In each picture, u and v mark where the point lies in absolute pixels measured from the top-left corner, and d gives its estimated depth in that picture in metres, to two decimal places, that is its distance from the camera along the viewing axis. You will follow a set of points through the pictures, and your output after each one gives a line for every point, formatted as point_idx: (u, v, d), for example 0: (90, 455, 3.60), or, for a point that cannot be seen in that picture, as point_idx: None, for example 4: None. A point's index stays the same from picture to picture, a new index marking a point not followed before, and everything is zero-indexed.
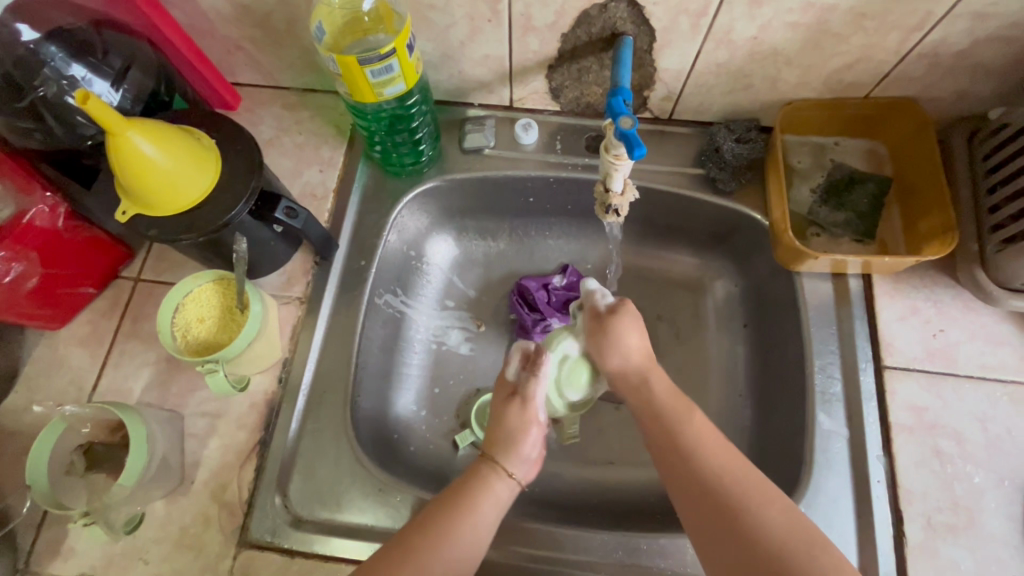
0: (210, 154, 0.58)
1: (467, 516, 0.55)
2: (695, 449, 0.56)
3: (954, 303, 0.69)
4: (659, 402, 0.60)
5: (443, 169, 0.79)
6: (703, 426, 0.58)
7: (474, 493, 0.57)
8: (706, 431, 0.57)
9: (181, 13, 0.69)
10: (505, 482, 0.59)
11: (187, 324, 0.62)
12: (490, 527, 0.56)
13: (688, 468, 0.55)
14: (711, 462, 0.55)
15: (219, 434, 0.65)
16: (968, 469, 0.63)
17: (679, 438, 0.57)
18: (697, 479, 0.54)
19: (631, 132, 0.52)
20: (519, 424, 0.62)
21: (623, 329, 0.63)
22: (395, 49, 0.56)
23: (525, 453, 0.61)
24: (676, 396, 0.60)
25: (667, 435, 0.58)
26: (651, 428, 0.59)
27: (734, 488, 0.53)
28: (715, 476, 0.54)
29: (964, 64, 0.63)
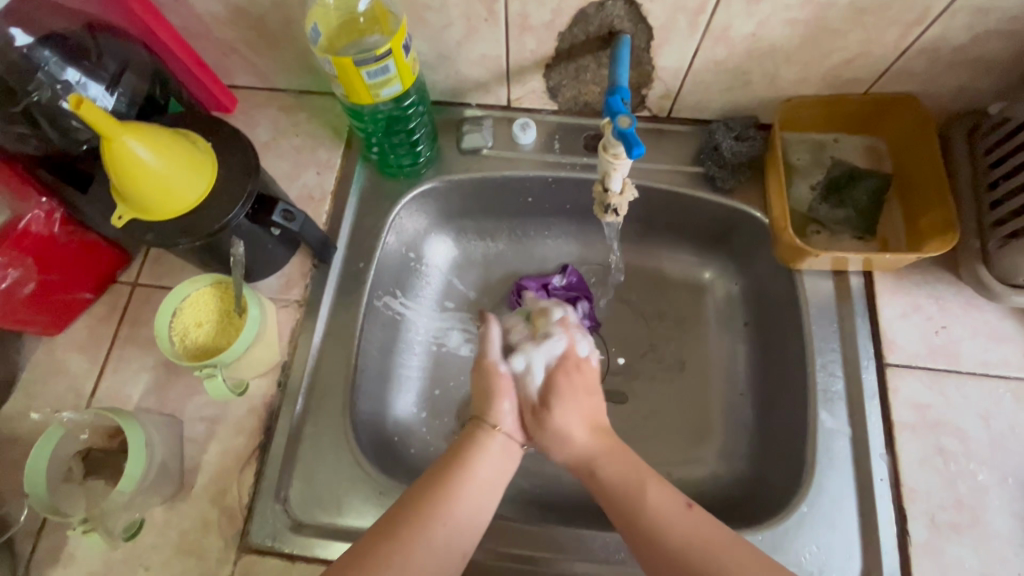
0: (205, 158, 0.57)
1: (462, 477, 0.57)
2: (652, 518, 0.55)
3: (956, 300, 0.69)
4: (618, 475, 0.59)
5: (441, 170, 0.79)
6: (662, 493, 0.56)
7: (466, 454, 0.60)
8: (663, 495, 0.56)
9: (176, 16, 0.68)
10: (494, 437, 0.62)
11: (185, 328, 0.62)
12: (489, 481, 0.59)
13: (647, 536, 0.54)
14: (671, 528, 0.54)
15: (218, 439, 0.65)
16: (971, 467, 0.62)
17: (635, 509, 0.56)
18: (658, 544, 0.53)
19: (629, 131, 0.52)
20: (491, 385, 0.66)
21: (560, 413, 0.64)
22: (391, 50, 0.56)
23: (506, 408, 0.64)
24: (629, 468, 0.59)
25: (624, 504, 0.57)
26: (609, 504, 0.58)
27: (698, 543, 0.52)
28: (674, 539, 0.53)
29: (964, 59, 0.63)
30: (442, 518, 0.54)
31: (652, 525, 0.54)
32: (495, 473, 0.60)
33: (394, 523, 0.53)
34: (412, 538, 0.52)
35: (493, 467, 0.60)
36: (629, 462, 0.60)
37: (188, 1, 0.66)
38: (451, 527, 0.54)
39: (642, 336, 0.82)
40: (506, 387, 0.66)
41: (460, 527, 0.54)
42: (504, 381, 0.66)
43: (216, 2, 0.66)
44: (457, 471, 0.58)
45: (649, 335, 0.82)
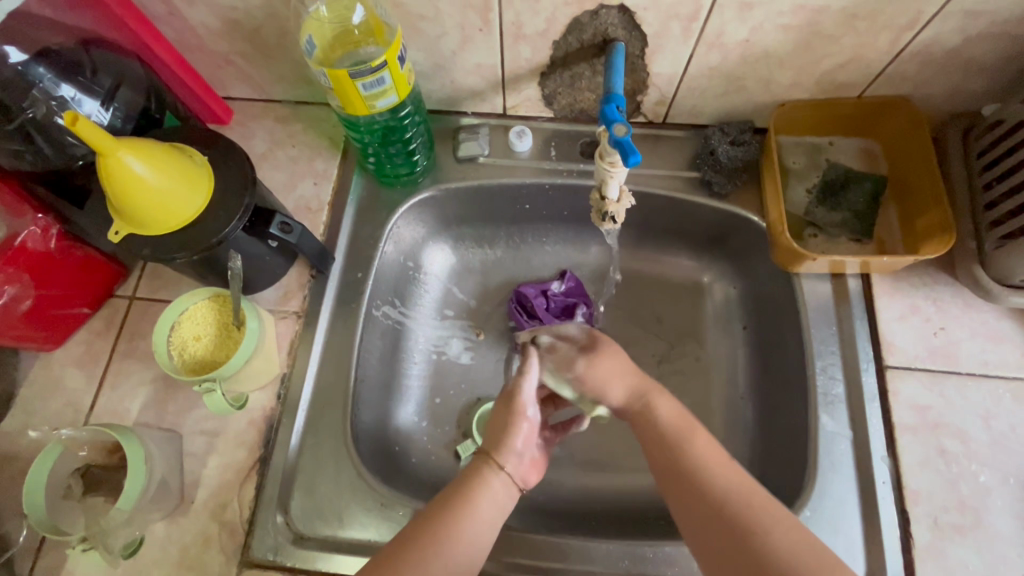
0: (202, 173, 0.57)
1: (473, 505, 0.56)
2: (702, 474, 0.54)
3: (954, 301, 0.69)
4: (663, 425, 0.58)
5: (438, 178, 0.79)
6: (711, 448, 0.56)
7: (474, 487, 0.57)
8: (712, 452, 0.55)
9: (171, 29, 0.69)
10: (495, 477, 0.58)
11: (183, 342, 0.62)
12: (488, 522, 0.56)
13: (696, 491, 0.53)
14: (717, 484, 0.53)
15: (218, 453, 0.65)
16: (973, 468, 0.62)
17: (684, 462, 0.55)
18: (704, 499, 0.52)
19: (625, 139, 0.52)
20: (510, 421, 0.61)
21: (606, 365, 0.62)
22: (386, 61, 0.56)
23: (517, 450, 0.60)
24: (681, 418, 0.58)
25: (671, 455, 0.56)
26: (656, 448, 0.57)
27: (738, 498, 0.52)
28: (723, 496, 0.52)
29: (956, 61, 0.63)
30: (461, 532, 0.54)
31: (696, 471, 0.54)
32: (495, 514, 0.57)
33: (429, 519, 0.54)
34: (438, 542, 0.52)
35: (495, 507, 0.57)
36: (673, 409, 0.59)
37: (182, 15, 0.66)
38: (468, 544, 0.54)
39: (642, 341, 0.82)
40: (523, 423, 0.61)
41: (473, 551, 0.54)
42: (524, 428, 0.61)
43: (210, 15, 0.66)
44: (469, 500, 0.56)
45: (649, 339, 0.82)
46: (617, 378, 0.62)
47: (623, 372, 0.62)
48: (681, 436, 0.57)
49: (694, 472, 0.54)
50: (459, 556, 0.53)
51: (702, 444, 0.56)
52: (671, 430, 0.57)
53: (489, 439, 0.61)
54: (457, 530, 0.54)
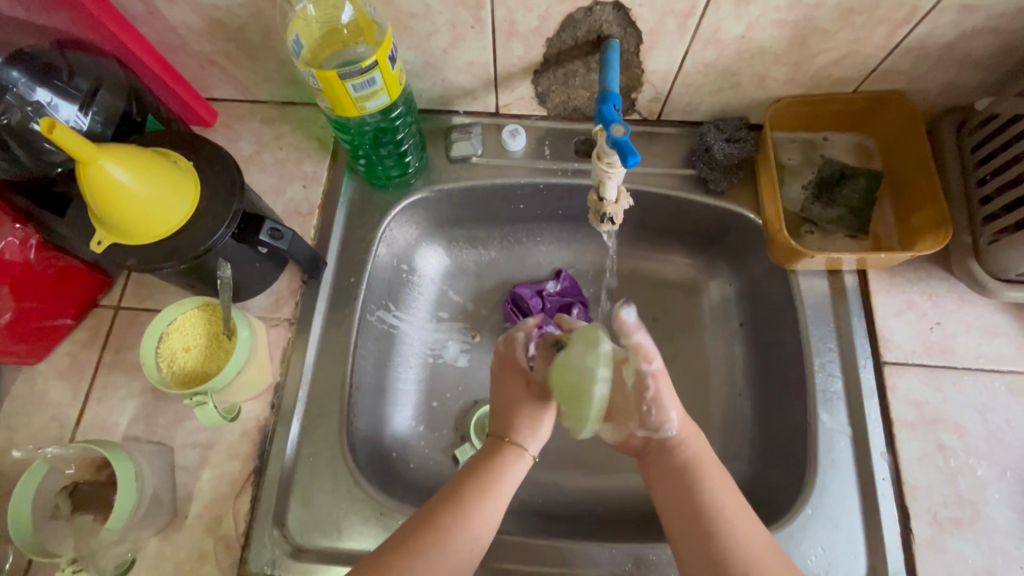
0: (188, 180, 0.55)
1: (481, 497, 0.56)
2: (722, 535, 0.54)
3: (949, 296, 0.69)
4: (693, 478, 0.57)
5: (430, 180, 0.78)
6: (735, 502, 0.56)
7: (483, 479, 0.58)
8: (735, 507, 0.56)
9: (151, 29, 0.66)
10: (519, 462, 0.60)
11: (172, 354, 0.60)
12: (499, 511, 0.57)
13: (707, 552, 0.53)
14: (733, 537, 0.54)
15: (211, 465, 0.63)
16: (971, 462, 0.63)
17: (705, 518, 0.55)
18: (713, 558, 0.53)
19: (623, 140, 0.51)
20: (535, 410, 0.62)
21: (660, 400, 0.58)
22: (377, 62, 0.55)
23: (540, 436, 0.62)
24: (713, 465, 0.58)
25: (693, 509, 0.56)
26: (675, 488, 0.57)
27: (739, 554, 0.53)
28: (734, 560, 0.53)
29: (951, 55, 0.63)
30: (455, 529, 0.54)
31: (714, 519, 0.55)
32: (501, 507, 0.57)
33: (426, 525, 0.53)
34: (437, 549, 0.52)
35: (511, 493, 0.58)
36: (710, 457, 0.59)
37: (162, 14, 0.64)
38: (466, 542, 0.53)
39: None
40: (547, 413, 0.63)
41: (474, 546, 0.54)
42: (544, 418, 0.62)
43: (192, 14, 0.64)
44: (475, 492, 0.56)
45: (646, 337, 0.82)
46: (674, 408, 0.59)
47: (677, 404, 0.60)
48: (710, 491, 0.56)
49: (715, 533, 0.54)
50: (458, 557, 0.53)
51: (728, 497, 0.56)
52: (704, 477, 0.57)
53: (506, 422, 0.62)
54: (459, 528, 0.53)
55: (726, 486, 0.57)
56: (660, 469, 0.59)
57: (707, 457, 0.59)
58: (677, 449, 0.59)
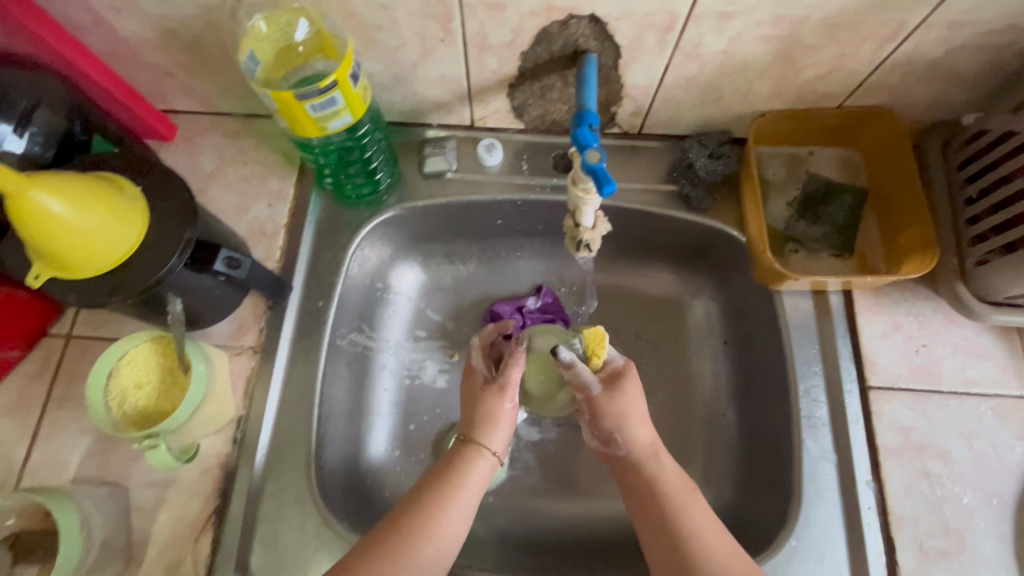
0: (133, 207, 0.51)
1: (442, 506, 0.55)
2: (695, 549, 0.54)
3: (935, 316, 0.67)
4: (658, 491, 0.58)
5: (403, 196, 0.74)
6: (700, 510, 0.56)
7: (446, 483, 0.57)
8: (702, 519, 0.56)
9: (98, 40, 0.62)
10: (483, 458, 0.60)
11: (122, 393, 0.56)
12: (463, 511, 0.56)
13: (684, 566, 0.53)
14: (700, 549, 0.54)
15: (169, 506, 0.60)
16: (957, 490, 0.61)
17: (676, 533, 0.55)
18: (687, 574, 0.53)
19: (598, 167, 0.48)
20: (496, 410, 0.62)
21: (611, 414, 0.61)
22: (337, 81, 0.51)
23: (503, 436, 0.62)
24: (681, 478, 0.59)
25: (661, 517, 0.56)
26: (648, 508, 0.57)
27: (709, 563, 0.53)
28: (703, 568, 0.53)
29: (938, 71, 0.61)
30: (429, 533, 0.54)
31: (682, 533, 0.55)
32: (465, 514, 0.57)
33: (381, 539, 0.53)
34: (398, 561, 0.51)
35: (477, 491, 0.58)
36: (676, 468, 0.60)
37: (109, 24, 0.60)
38: (439, 540, 0.54)
39: None
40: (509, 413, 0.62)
41: (449, 544, 0.54)
42: (506, 414, 0.62)
43: (142, 25, 0.60)
44: (440, 496, 0.56)
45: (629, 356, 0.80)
46: (639, 428, 0.61)
47: (642, 422, 0.61)
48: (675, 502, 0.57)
49: (685, 544, 0.54)
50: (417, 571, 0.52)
51: (695, 507, 0.56)
52: (667, 491, 0.57)
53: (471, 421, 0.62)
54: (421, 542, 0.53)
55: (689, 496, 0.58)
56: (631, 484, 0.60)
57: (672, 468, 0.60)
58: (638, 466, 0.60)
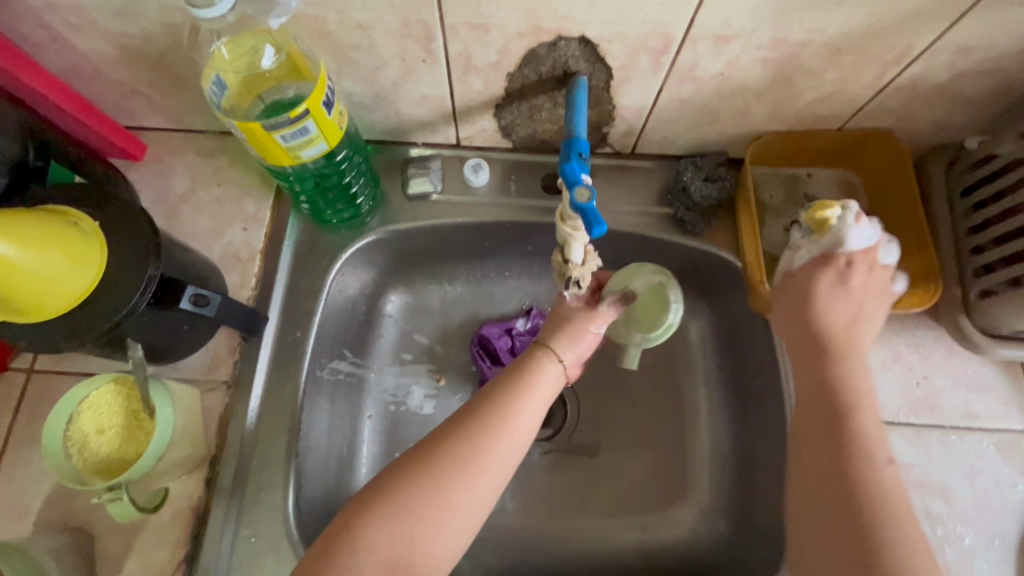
0: (87, 243, 0.48)
1: (510, 410, 0.54)
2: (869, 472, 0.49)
3: (936, 347, 0.65)
4: (840, 403, 0.53)
5: (386, 219, 0.71)
6: (880, 436, 0.52)
7: (517, 387, 0.56)
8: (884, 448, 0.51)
9: (57, 57, 0.58)
10: (553, 365, 0.60)
11: (84, 438, 0.53)
12: (529, 420, 0.55)
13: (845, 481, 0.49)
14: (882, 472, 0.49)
15: (137, 553, 0.57)
16: (959, 530, 0.59)
17: (852, 446, 0.51)
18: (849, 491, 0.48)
19: (588, 206, 0.45)
20: (582, 326, 0.63)
21: (856, 285, 0.59)
22: (308, 110, 0.48)
23: (580, 350, 0.62)
24: (864, 391, 0.54)
25: (829, 413, 0.53)
26: (818, 412, 0.54)
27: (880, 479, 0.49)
28: (883, 500, 0.47)
29: (943, 95, 0.58)
30: (510, 430, 0.53)
31: (860, 447, 0.51)
32: (531, 424, 0.55)
33: (441, 441, 0.52)
34: (459, 463, 0.50)
35: (546, 396, 0.58)
36: (862, 379, 0.55)
37: (68, 41, 0.56)
38: (517, 441, 0.53)
39: (614, 388, 0.77)
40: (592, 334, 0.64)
41: (517, 450, 0.53)
42: (589, 336, 0.63)
43: (103, 43, 0.56)
44: (510, 399, 0.55)
45: (621, 382, 0.77)
46: (842, 310, 0.58)
47: (839, 306, 0.58)
48: (853, 409, 0.53)
49: (861, 461, 0.50)
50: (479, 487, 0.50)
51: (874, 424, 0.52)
52: (850, 407, 0.53)
53: (549, 331, 0.63)
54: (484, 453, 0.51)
55: (874, 417, 0.53)
56: (802, 361, 0.58)
57: (860, 371, 0.56)
58: (821, 369, 0.56)
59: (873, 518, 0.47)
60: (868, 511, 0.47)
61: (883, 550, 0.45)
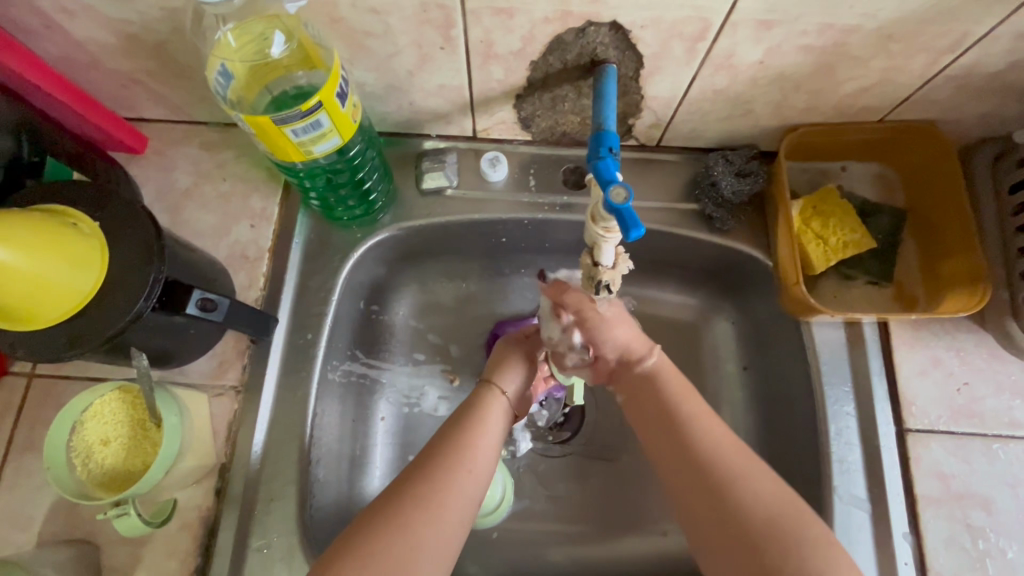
0: (89, 247, 0.46)
1: (463, 450, 0.53)
2: (701, 444, 0.51)
3: (978, 351, 0.62)
4: (656, 385, 0.55)
5: (400, 215, 0.68)
6: (700, 408, 0.54)
7: (464, 424, 0.55)
8: (704, 415, 0.53)
9: (52, 44, 0.55)
10: (498, 400, 0.58)
11: (87, 450, 0.51)
12: (488, 455, 0.54)
13: (690, 461, 0.50)
14: (701, 438, 0.51)
15: (146, 565, 0.55)
16: (1001, 544, 0.57)
17: (680, 427, 0.52)
18: (699, 470, 0.50)
19: (625, 207, 0.41)
20: (512, 358, 0.61)
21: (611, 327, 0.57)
22: (321, 102, 0.45)
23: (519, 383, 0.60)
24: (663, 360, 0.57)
25: (663, 420, 0.53)
26: (641, 403, 0.55)
27: (735, 473, 0.49)
28: (722, 467, 0.49)
29: (996, 86, 0.55)
30: (468, 466, 0.52)
31: (683, 423, 0.52)
32: (490, 456, 0.54)
33: (403, 487, 0.50)
34: (423, 505, 0.48)
35: (500, 428, 0.56)
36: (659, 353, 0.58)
37: (62, 27, 0.53)
38: (475, 476, 0.52)
39: None
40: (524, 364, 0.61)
41: (479, 483, 0.52)
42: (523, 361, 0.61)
43: (99, 29, 0.53)
44: (461, 440, 0.53)
45: None
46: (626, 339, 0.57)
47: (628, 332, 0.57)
48: (686, 413, 0.53)
49: (686, 437, 0.51)
50: (450, 529, 0.49)
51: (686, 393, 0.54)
52: (666, 386, 0.55)
53: (492, 366, 0.61)
54: (448, 493, 0.50)
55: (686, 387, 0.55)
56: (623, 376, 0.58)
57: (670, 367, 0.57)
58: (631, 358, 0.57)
59: (738, 504, 0.47)
60: (733, 496, 0.48)
61: (738, 513, 0.47)
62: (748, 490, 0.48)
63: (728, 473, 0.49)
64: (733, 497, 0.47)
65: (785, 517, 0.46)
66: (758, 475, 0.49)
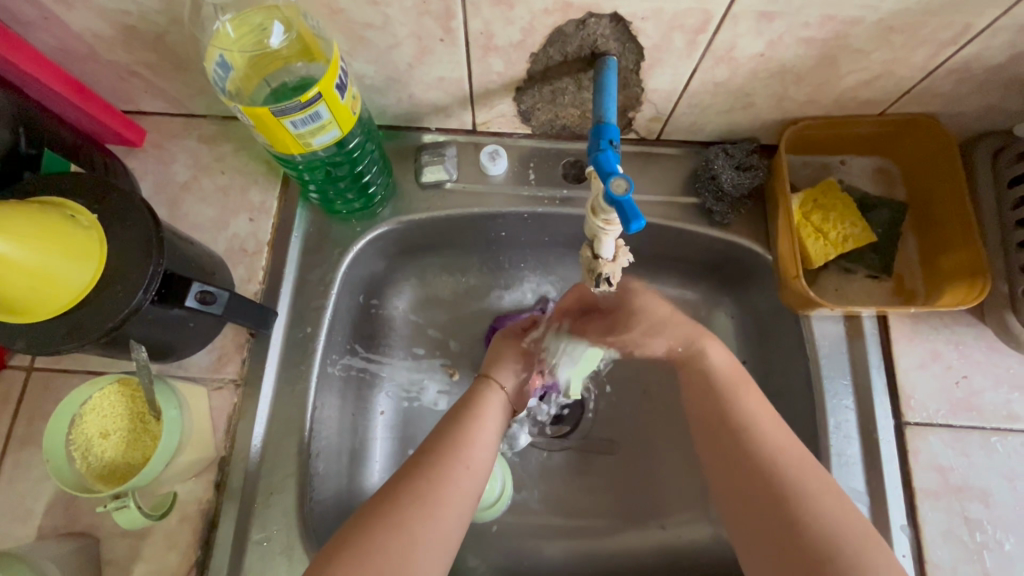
0: (87, 240, 0.45)
1: (461, 443, 0.54)
2: (764, 451, 0.52)
3: (976, 345, 0.62)
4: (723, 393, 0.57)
5: (399, 209, 0.67)
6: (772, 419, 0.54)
7: (463, 417, 0.56)
8: (773, 426, 0.54)
9: (49, 35, 0.54)
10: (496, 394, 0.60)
11: (87, 442, 0.51)
12: (484, 450, 0.55)
13: (753, 467, 0.51)
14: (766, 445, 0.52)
15: (146, 558, 0.55)
16: (998, 536, 0.57)
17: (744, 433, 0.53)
18: (764, 475, 0.50)
19: (625, 199, 0.41)
20: (510, 353, 0.64)
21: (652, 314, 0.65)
22: (321, 93, 0.44)
23: (516, 377, 0.63)
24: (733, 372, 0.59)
25: (722, 424, 0.55)
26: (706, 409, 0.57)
27: (803, 486, 0.48)
28: (785, 475, 0.49)
29: (997, 79, 0.55)
30: (465, 461, 0.53)
31: (747, 430, 0.53)
32: (488, 452, 0.55)
33: (401, 479, 0.50)
34: (420, 498, 0.49)
35: (498, 423, 0.58)
36: (725, 362, 0.60)
37: (59, 18, 0.52)
38: (473, 472, 0.52)
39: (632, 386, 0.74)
40: (523, 358, 0.64)
41: (475, 479, 0.52)
42: (522, 358, 0.64)
43: (95, 19, 0.52)
44: (459, 434, 0.54)
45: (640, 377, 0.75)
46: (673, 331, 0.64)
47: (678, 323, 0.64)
48: (744, 414, 0.55)
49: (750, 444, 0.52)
50: (446, 522, 0.49)
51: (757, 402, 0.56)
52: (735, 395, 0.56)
53: (490, 362, 0.64)
54: (442, 486, 0.50)
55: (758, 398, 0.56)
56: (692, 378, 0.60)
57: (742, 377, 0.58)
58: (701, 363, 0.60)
59: (798, 511, 0.47)
60: (794, 503, 0.48)
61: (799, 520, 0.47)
62: (811, 500, 0.48)
63: (793, 485, 0.49)
64: (798, 507, 0.48)
65: (846, 527, 0.46)
66: (827, 492, 0.48)
